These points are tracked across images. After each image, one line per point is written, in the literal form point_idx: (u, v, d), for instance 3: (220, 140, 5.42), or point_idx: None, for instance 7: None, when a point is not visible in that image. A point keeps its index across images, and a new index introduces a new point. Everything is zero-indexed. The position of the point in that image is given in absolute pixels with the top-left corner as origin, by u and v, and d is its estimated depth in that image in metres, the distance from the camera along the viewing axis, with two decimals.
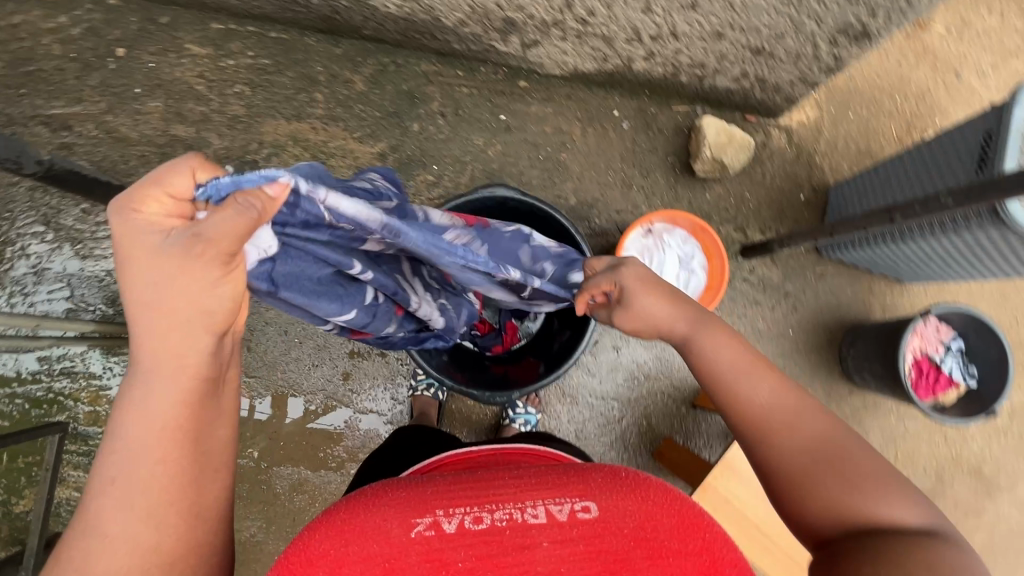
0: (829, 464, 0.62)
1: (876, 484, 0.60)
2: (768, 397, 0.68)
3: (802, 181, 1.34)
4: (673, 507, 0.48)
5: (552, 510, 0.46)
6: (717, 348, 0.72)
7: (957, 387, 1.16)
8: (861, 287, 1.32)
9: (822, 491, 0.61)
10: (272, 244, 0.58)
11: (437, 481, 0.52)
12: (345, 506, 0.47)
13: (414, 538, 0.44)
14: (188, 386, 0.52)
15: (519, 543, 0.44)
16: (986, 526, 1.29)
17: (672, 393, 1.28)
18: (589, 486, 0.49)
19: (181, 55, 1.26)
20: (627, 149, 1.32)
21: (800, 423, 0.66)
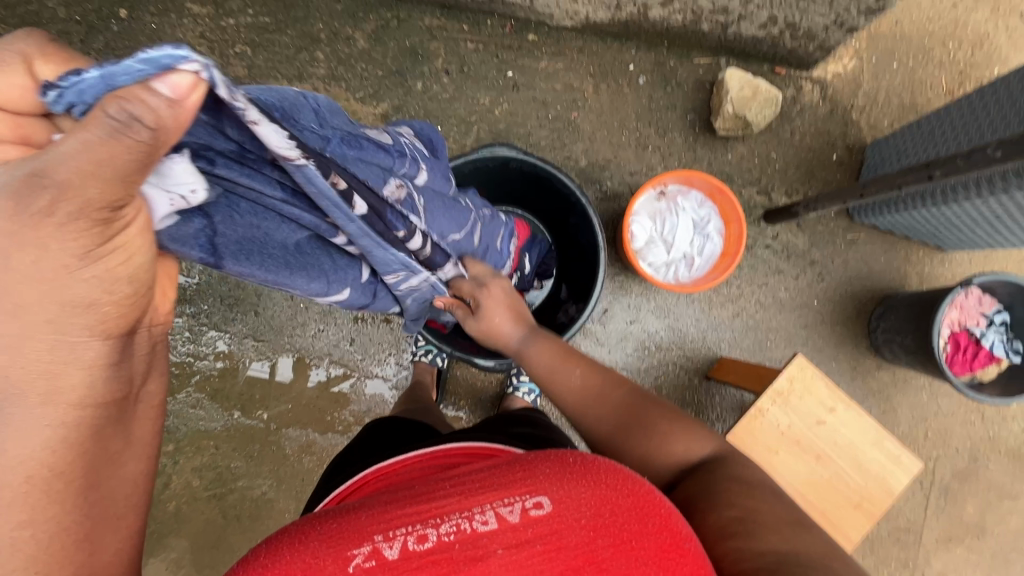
0: (631, 427, 0.65)
1: (667, 427, 0.63)
2: (583, 381, 0.72)
3: (836, 139, 1.23)
4: (628, 487, 0.43)
5: (502, 512, 0.40)
6: (543, 345, 0.79)
7: (998, 362, 1.07)
8: (897, 256, 1.22)
9: (636, 454, 0.63)
10: (195, 187, 0.42)
11: (370, 504, 0.43)
12: (266, 549, 0.40)
13: (353, 574, 0.37)
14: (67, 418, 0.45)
15: (472, 555, 0.39)
16: (1021, 510, 1.21)
17: (684, 363, 1.23)
18: (538, 478, 0.43)
19: (182, 16, 1.24)
20: (643, 107, 1.24)
21: (609, 393, 0.70)
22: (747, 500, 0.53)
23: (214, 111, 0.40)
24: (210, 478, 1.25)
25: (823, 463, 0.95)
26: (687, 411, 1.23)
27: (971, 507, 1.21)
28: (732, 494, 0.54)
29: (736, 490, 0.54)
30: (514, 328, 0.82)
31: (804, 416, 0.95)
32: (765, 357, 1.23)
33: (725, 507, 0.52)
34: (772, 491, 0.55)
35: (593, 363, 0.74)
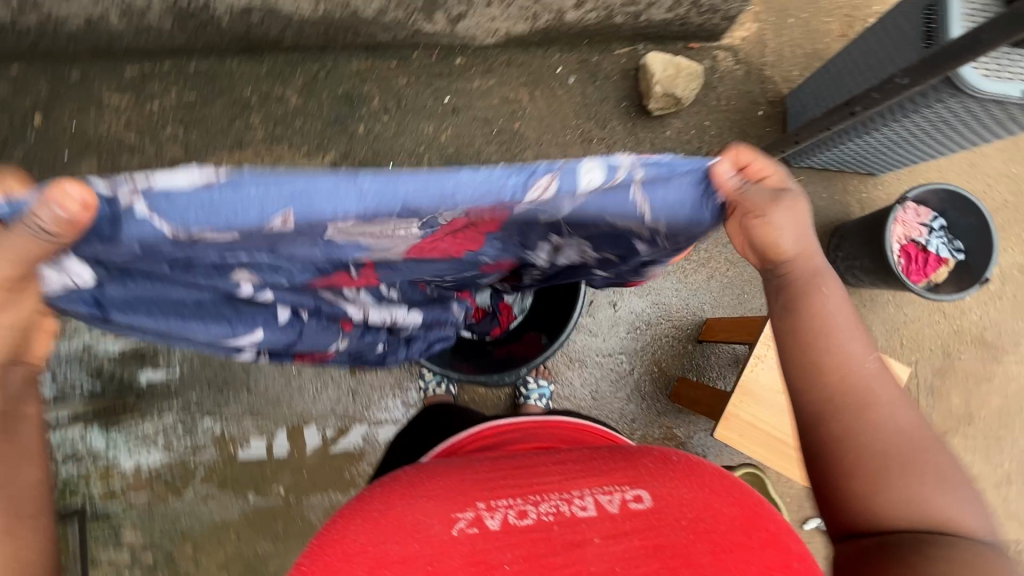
0: (911, 461, 0.53)
1: (950, 486, 0.52)
2: (880, 373, 0.55)
3: (757, 97, 1.33)
4: (731, 497, 0.51)
5: (602, 502, 0.51)
6: (842, 308, 0.56)
7: (947, 263, 1.17)
8: (837, 189, 1.32)
9: (887, 481, 0.52)
10: (85, 274, 0.49)
11: (476, 467, 0.57)
12: (381, 497, 0.53)
13: (456, 535, 0.49)
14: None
15: (570, 541, 0.48)
16: (999, 390, 1.32)
17: (676, 333, 1.28)
18: (640, 475, 0.53)
19: (102, 110, 1.20)
20: (579, 104, 1.29)
21: (897, 409, 0.54)
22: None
23: (114, 220, 0.40)
24: (239, 569, 1.20)
25: None
26: (690, 377, 1.28)
27: (956, 398, 1.31)
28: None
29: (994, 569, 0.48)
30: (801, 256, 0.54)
31: None
32: (747, 309, 1.30)
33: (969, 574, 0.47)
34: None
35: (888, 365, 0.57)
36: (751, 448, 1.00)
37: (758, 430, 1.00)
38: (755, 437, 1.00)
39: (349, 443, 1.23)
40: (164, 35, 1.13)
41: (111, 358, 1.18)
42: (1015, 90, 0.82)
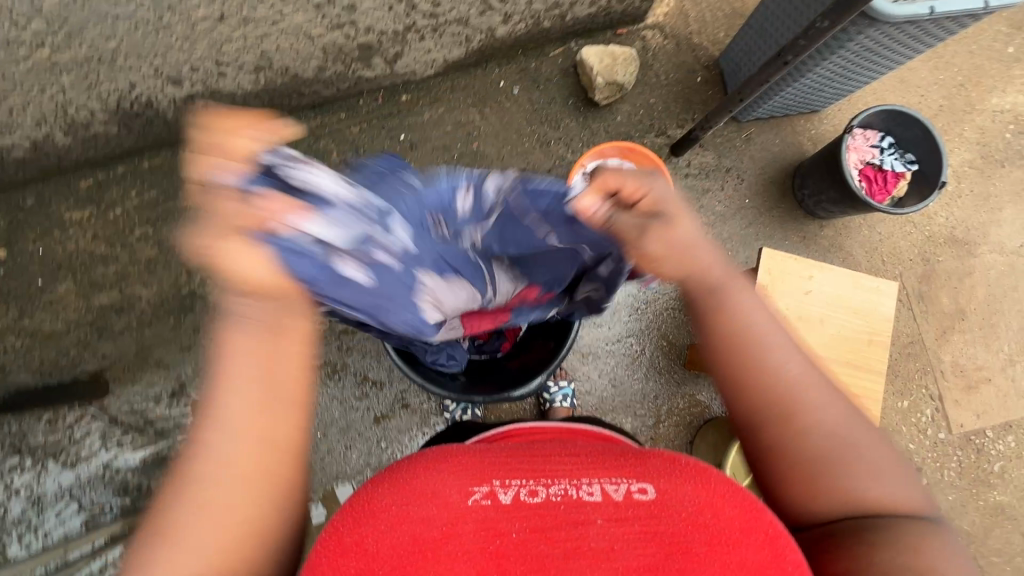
0: (839, 462, 0.55)
1: (877, 470, 0.54)
2: (794, 371, 0.57)
3: (693, 65, 1.38)
4: (738, 496, 0.49)
5: (609, 490, 0.50)
6: (745, 304, 0.61)
7: (904, 176, 1.23)
8: (787, 133, 1.38)
9: (825, 469, 0.54)
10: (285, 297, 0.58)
11: (493, 454, 0.57)
12: (405, 468, 0.54)
13: (470, 505, 0.48)
14: (252, 421, 0.48)
15: (574, 518, 0.47)
16: (981, 281, 1.39)
17: (675, 304, 1.32)
18: (648, 471, 0.53)
19: (65, 228, 1.20)
20: (529, 112, 1.33)
21: (825, 398, 0.57)
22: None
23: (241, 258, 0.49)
24: None
25: (827, 324, 1.03)
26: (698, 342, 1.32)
27: (945, 297, 1.38)
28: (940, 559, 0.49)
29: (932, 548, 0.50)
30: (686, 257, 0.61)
31: (796, 292, 1.03)
32: (734, 265, 1.35)
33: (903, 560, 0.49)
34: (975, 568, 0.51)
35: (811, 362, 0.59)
36: None
37: None
38: None
39: None
40: (112, 141, 1.13)
41: (135, 470, 1.17)
42: (924, 9, 0.88)
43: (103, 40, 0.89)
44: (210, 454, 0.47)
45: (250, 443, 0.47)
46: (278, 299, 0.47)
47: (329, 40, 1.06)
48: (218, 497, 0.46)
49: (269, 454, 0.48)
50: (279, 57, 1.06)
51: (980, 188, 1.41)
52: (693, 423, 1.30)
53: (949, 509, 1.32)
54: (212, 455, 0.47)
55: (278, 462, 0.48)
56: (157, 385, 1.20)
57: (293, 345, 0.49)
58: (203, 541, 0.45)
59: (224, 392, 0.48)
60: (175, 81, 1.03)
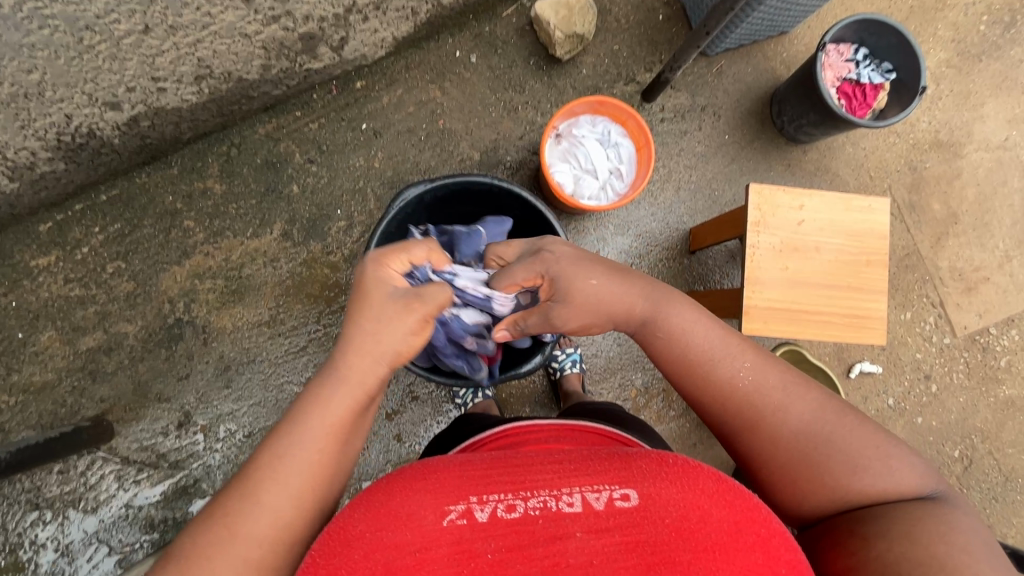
0: (818, 449, 0.59)
1: (864, 454, 0.59)
2: (750, 381, 0.64)
3: (653, 3, 1.32)
4: (723, 499, 0.48)
5: (589, 499, 0.48)
6: (696, 327, 0.68)
7: (883, 87, 1.19)
8: (758, 60, 1.33)
9: (807, 473, 0.59)
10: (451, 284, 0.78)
11: (475, 463, 0.54)
12: (385, 488, 0.51)
13: (446, 526, 0.46)
14: (324, 445, 0.57)
15: (552, 533, 0.45)
16: (970, 182, 1.37)
17: (669, 254, 1.30)
18: (632, 475, 0.50)
19: (35, 276, 1.15)
20: (491, 79, 1.27)
21: (788, 401, 0.62)
22: (957, 559, 0.50)
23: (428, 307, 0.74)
24: None
25: (824, 251, 1.01)
26: (697, 288, 1.30)
27: (937, 204, 1.37)
28: (931, 539, 0.52)
29: (925, 535, 0.52)
30: (631, 294, 0.71)
31: (787, 225, 1.01)
32: (722, 205, 1.32)
33: (899, 548, 0.52)
34: (979, 543, 0.53)
35: (760, 354, 0.66)
36: (781, 329, 1.00)
37: (779, 311, 1.00)
38: (780, 318, 1.00)
39: None
40: (63, 178, 1.07)
41: (157, 505, 1.17)
42: None
43: (25, 74, 0.83)
44: (288, 457, 0.56)
45: (316, 462, 0.57)
46: (392, 357, 0.62)
47: (267, 35, 1.00)
48: (277, 499, 0.55)
49: (329, 478, 0.58)
50: (218, 62, 1.00)
51: (960, 86, 1.38)
52: None
53: (961, 410, 1.34)
54: (285, 462, 0.56)
55: (328, 489, 0.58)
56: (163, 419, 1.18)
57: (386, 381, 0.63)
58: (258, 531, 0.53)
59: (317, 402, 0.59)
60: (113, 106, 0.97)
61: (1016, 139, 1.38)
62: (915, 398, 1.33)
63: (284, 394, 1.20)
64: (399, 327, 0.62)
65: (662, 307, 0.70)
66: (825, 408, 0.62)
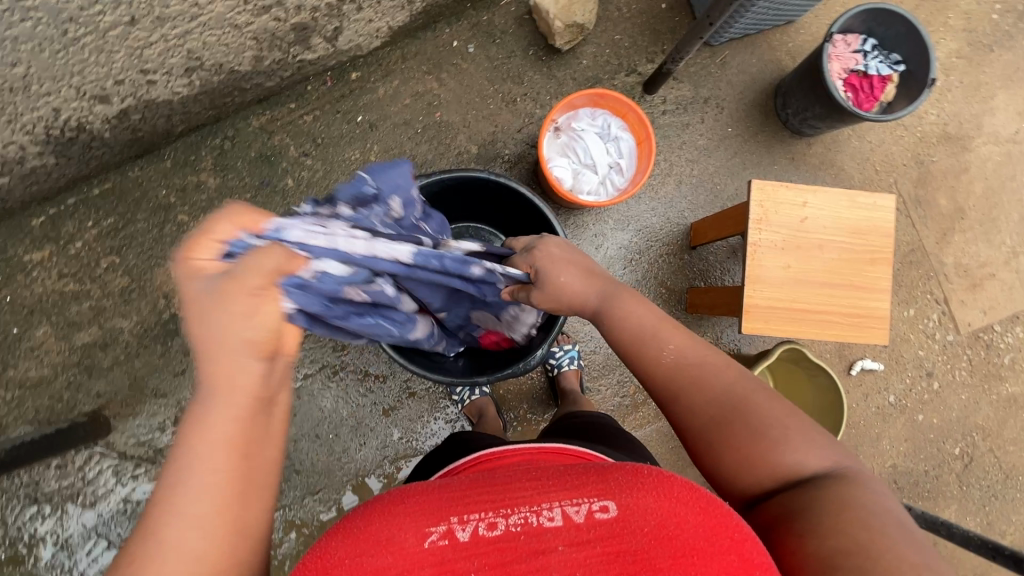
0: (733, 421, 0.59)
1: (780, 429, 0.57)
2: (674, 359, 0.65)
3: None
4: (699, 504, 0.48)
5: (569, 512, 0.47)
6: (625, 309, 0.70)
7: (891, 80, 1.16)
8: (763, 50, 1.30)
9: (733, 450, 0.58)
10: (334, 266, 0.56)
11: (452, 485, 0.53)
12: (362, 515, 0.50)
13: (428, 548, 0.46)
14: (222, 470, 0.47)
15: (534, 548, 0.45)
16: (978, 176, 1.35)
17: (669, 249, 1.28)
18: (610, 486, 0.49)
19: (29, 271, 1.14)
20: (489, 70, 1.25)
21: (710, 378, 0.63)
22: (870, 542, 0.49)
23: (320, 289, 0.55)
24: None
25: (827, 249, 0.99)
26: (698, 284, 1.29)
27: (943, 199, 1.34)
28: (854, 522, 0.50)
29: (844, 516, 0.51)
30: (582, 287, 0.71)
31: (789, 222, 0.99)
32: (724, 199, 1.30)
33: (831, 540, 0.50)
34: (895, 524, 0.51)
35: (692, 340, 0.67)
36: (781, 328, 0.99)
37: (781, 310, 0.98)
38: (781, 316, 0.99)
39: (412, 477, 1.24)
40: (54, 172, 1.06)
41: None
42: None
43: (9, 68, 0.81)
44: (186, 499, 0.46)
45: (220, 494, 0.47)
46: (250, 349, 0.46)
47: (259, 26, 0.97)
48: (186, 545, 0.45)
49: (246, 500, 0.48)
50: (208, 53, 0.97)
51: (970, 78, 1.34)
52: None
53: (963, 407, 1.33)
54: (181, 503, 0.46)
55: (249, 515, 0.48)
56: (159, 414, 1.18)
57: (277, 375, 0.49)
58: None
59: (195, 427, 0.47)
60: (102, 99, 0.95)
61: None
62: (916, 395, 1.32)
63: None
64: (229, 317, 0.45)
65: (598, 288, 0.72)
66: (747, 387, 0.61)
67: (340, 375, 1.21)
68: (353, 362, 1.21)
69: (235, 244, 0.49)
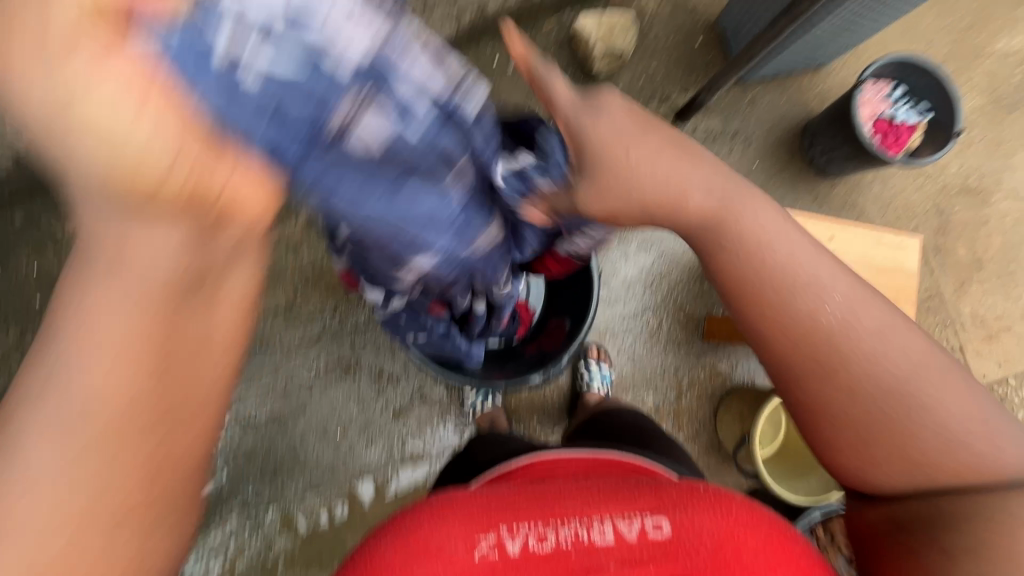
0: (895, 404, 0.53)
1: (960, 423, 0.52)
2: (838, 316, 0.55)
3: (692, 27, 1.34)
4: (759, 529, 0.48)
5: (621, 530, 0.49)
6: (773, 245, 0.59)
7: (918, 128, 1.19)
8: (793, 91, 1.34)
9: (899, 426, 0.52)
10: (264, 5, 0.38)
11: (502, 492, 0.54)
12: (414, 515, 0.51)
13: (478, 561, 0.48)
14: (117, 394, 0.39)
15: (586, 566, 0.47)
16: (997, 229, 1.37)
17: (690, 275, 1.29)
18: (663, 502, 0.50)
19: (59, 243, 1.16)
20: (527, 87, 1.29)
21: (884, 350, 0.54)
22: None
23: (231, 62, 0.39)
24: None
25: None
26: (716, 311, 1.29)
27: (962, 248, 1.36)
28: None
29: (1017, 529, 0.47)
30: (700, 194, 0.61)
31: None
32: None
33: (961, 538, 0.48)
34: None
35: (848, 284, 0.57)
36: None
37: None
38: None
39: (416, 485, 1.22)
40: None
41: None
42: None
43: None
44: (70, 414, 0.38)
45: (110, 427, 0.39)
46: (114, 192, 0.38)
47: None
48: (55, 472, 0.37)
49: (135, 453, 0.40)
50: None
51: (991, 134, 1.38)
52: (715, 393, 1.28)
53: None
54: (63, 413, 0.38)
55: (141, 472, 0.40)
56: None
57: (187, 310, 0.42)
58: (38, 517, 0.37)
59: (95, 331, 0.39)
60: None
61: None
62: None
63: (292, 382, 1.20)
64: (88, 83, 0.34)
65: (736, 221, 0.60)
66: (926, 358, 0.54)
67: (354, 373, 1.21)
68: (368, 361, 1.21)
69: (161, 36, 0.36)
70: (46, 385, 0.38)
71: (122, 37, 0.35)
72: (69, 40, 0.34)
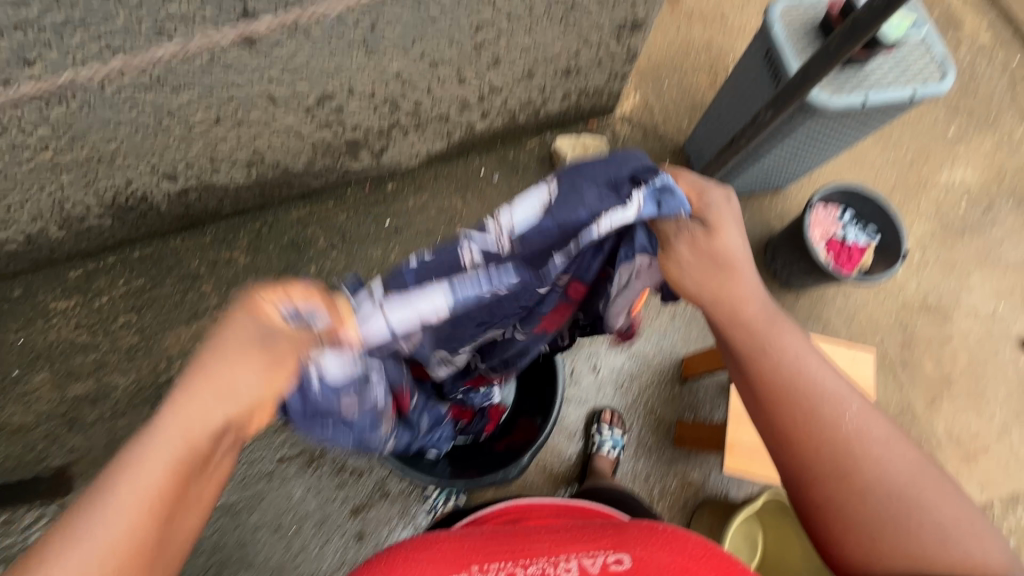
0: (901, 505, 0.55)
1: (957, 528, 0.55)
2: (854, 424, 0.57)
3: (660, 151, 1.49)
4: (713, 562, 0.48)
5: (585, 563, 0.49)
6: (796, 351, 0.60)
7: (868, 248, 1.28)
8: (754, 210, 1.46)
9: (905, 526, 0.55)
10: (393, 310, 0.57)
11: (474, 534, 0.54)
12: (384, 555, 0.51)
13: None
14: (167, 481, 0.44)
15: None
16: (961, 347, 1.40)
17: (661, 379, 1.31)
18: (623, 538, 0.51)
19: (48, 317, 1.20)
20: (509, 196, 1.40)
21: (890, 458, 0.57)
22: None
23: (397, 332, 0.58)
24: None
25: None
26: (686, 417, 1.29)
27: (929, 364, 1.38)
28: None
29: None
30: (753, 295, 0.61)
31: None
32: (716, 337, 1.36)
33: None
34: None
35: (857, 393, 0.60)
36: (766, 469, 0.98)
37: (766, 452, 0.98)
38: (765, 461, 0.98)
39: None
40: (106, 233, 1.18)
41: None
42: (859, 99, 0.98)
43: (104, 143, 0.96)
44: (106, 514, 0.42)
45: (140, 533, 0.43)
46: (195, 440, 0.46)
47: (318, 137, 1.14)
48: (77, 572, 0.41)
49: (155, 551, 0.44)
50: (271, 152, 1.13)
51: (944, 256, 1.47)
52: (687, 504, 1.24)
53: None
54: (103, 517, 0.42)
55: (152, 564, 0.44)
56: None
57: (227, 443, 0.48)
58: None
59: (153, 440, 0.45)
60: (170, 177, 1.09)
61: (1004, 311, 1.44)
62: None
63: (253, 471, 1.17)
64: (236, 386, 0.47)
65: (772, 328, 0.60)
66: (922, 464, 0.57)
67: (316, 464, 1.18)
68: (333, 452, 1.19)
69: (292, 311, 0.49)
70: (121, 459, 0.44)
71: (271, 358, 0.48)
72: (245, 361, 0.47)
